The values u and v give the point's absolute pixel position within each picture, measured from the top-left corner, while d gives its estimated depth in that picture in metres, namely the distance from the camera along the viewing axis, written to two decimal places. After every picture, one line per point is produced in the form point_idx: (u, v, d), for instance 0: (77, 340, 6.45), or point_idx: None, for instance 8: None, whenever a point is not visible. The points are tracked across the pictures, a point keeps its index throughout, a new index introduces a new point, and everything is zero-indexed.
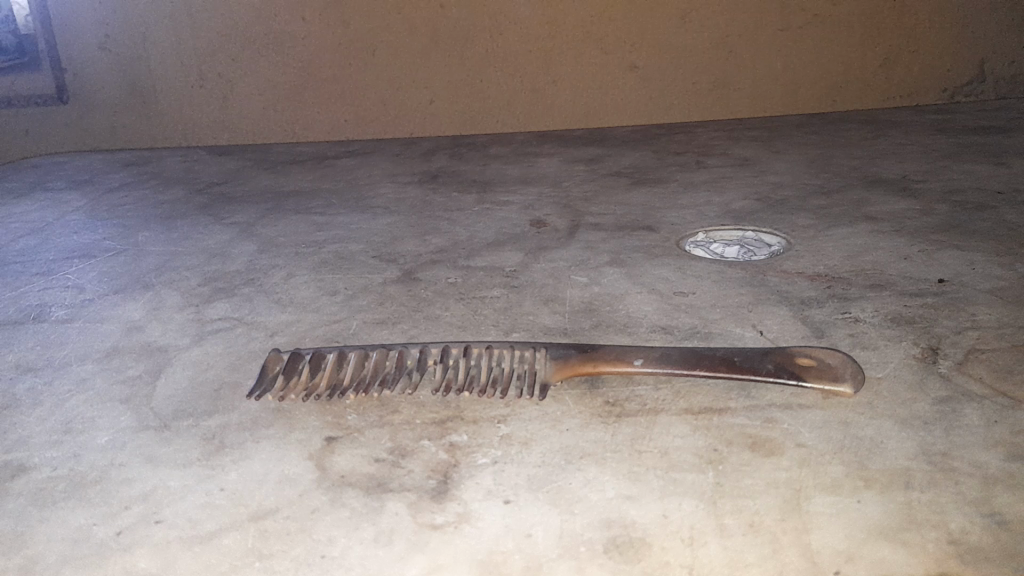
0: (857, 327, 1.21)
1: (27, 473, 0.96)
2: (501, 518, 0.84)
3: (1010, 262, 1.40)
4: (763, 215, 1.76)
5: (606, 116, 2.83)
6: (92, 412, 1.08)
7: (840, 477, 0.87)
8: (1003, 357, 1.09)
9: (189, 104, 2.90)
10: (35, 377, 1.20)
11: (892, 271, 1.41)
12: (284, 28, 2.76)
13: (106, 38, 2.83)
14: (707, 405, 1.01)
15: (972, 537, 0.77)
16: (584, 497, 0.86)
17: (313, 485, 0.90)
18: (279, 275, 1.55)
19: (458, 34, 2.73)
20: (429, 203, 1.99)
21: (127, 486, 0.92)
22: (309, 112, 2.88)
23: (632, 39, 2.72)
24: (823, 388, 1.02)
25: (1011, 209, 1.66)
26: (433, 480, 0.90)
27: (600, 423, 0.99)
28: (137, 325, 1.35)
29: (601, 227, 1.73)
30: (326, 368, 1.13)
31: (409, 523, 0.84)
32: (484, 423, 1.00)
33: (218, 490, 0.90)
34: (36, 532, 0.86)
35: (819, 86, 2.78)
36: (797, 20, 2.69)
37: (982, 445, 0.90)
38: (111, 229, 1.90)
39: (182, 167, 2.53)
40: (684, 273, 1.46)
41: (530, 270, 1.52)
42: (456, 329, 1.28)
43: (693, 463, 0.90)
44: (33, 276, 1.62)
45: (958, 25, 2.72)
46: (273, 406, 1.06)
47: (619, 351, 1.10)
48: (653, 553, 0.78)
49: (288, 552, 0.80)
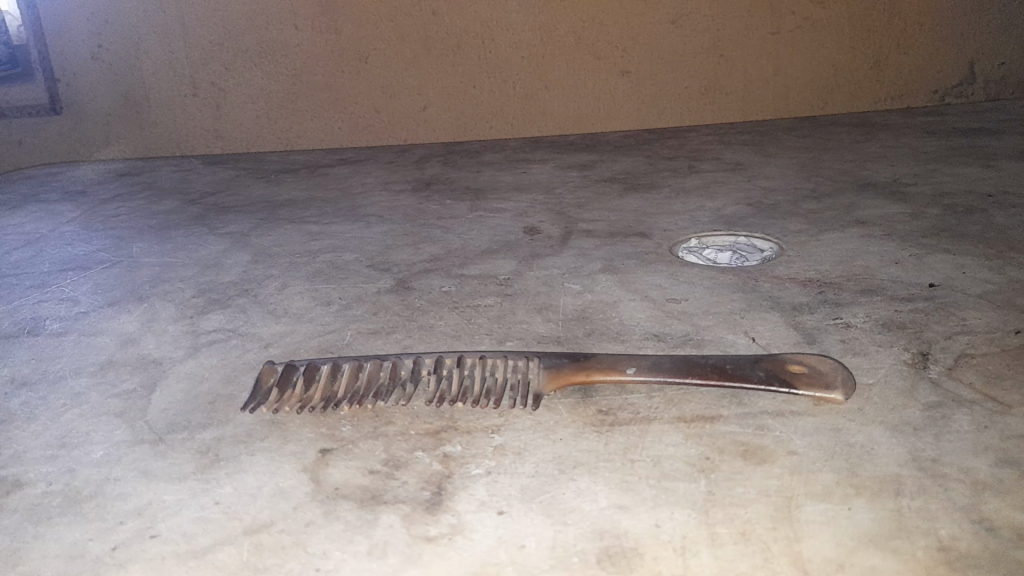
0: (848, 332, 1.22)
1: (23, 488, 0.96)
2: (494, 529, 0.84)
3: (1000, 265, 1.41)
4: (754, 220, 1.77)
5: (599, 120, 2.84)
6: (87, 426, 1.09)
7: (831, 485, 0.87)
8: (992, 361, 1.10)
9: (183, 113, 2.91)
10: (31, 391, 1.20)
11: (882, 275, 1.42)
12: (276, 36, 2.76)
13: (99, 48, 2.83)
14: (700, 413, 1.02)
15: (961, 544, 0.78)
16: (577, 508, 0.87)
17: (308, 497, 0.91)
18: (274, 285, 1.55)
19: (449, 40, 2.73)
20: (423, 210, 2.00)
21: (122, 501, 0.92)
22: (302, 120, 2.88)
23: (624, 44, 2.73)
24: (815, 395, 1.03)
25: (1001, 212, 1.68)
26: (427, 491, 0.91)
27: (593, 432, 0.99)
28: (132, 337, 1.35)
29: (594, 234, 1.74)
30: (321, 380, 1.13)
31: (402, 536, 0.84)
32: (478, 433, 1.01)
33: (213, 504, 0.91)
34: (31, 549, 0.86)
35: (810, 88, 2.79)
36: (787, 24, 2.70)
37: (972, 451, 0.91)
38: (106, 240, 1.90)
39: (176, 177, 2.54)
40: (677, 279, 1.47)
41: (524, 278, 1.52)
42: (450, 339, 1.28)
43: (685, 471, 0.91)
44: (27, 288, 1.62)
45: (948, 27, 2.74)
46: (267, 419, 1.06)
47: (612, 360, 1.11)
48: (645, 564, 0.78)
49: (282, 566, 0.81)
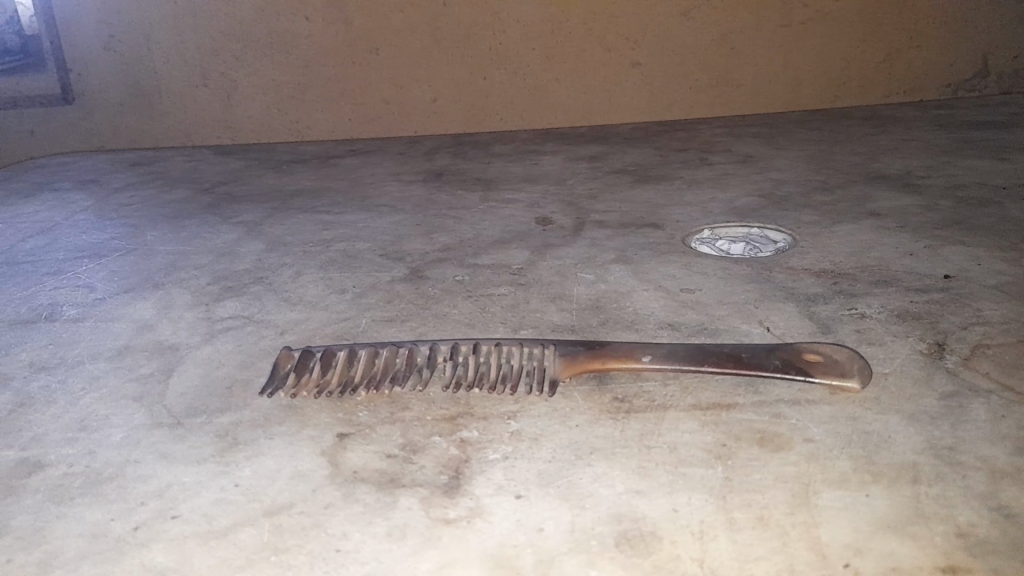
0: (863, 323, 1.22)
1: (44, 469, 0.97)
2: (512, 513, 0.85)
3: (1015, 258, 1.41)
4: (767, 212, 1.77)
5: (609, 113, 2.84)
6: (106, 410, 1.10)
7: (848, 472, 0.88)
8: (1009, 352, 1.10)
9: (194, 104, 2.92)
10: (49, 375, 1.21)
11: (896, 266, 1.42)
12: (287, 27, 2.76)
13: (111, 38, 2.84)
14: (716, 401, 1.02)
15: (980, 530, 0.78)
16: (594, 493, 0.87)
17: (327, 480, 0.91)
18: (288, 273, 1.56)
19: (461, 32, 2.73)
20: (434, 201, 2.00)
21: (143, 483, 0.93)
22: (313, 111, 2.89)
23: (635, 36, 2.73)
24: (831, 384, 1.03)
25: (1015, 205, 1.67)
26: (444, 475, 0.91)
27: (609, 419, 1.00)
28: (148, 323, 1.36)
29: (606, 225, 1.74)
30: (337, 366, 1.13)
31: (421, 518, 0.85)
32: (494, 419, 1.01)
33: (233, 486, 0.91)
34: (55, 528, 0.87)
35: (823, 81, 2.78)
36: (800, 16, 2.69)
37: (989, 440, 0.91)
38: (121, 228, 1.91)
39: (188, 167, 2.55)
40: (690, 269, 1.47)
41: (537, 267, 1.53)
42: (464, 327, 1.29)
43: (702, 458, 0.91)
44: (42, 275, 1.63)
45: (962, 21, 2.72)
46: (285, 403, 1.07)
47: (627, 348, 1.12)
48: (662, 547, 0.79)
49: (303, 546, 0.82)
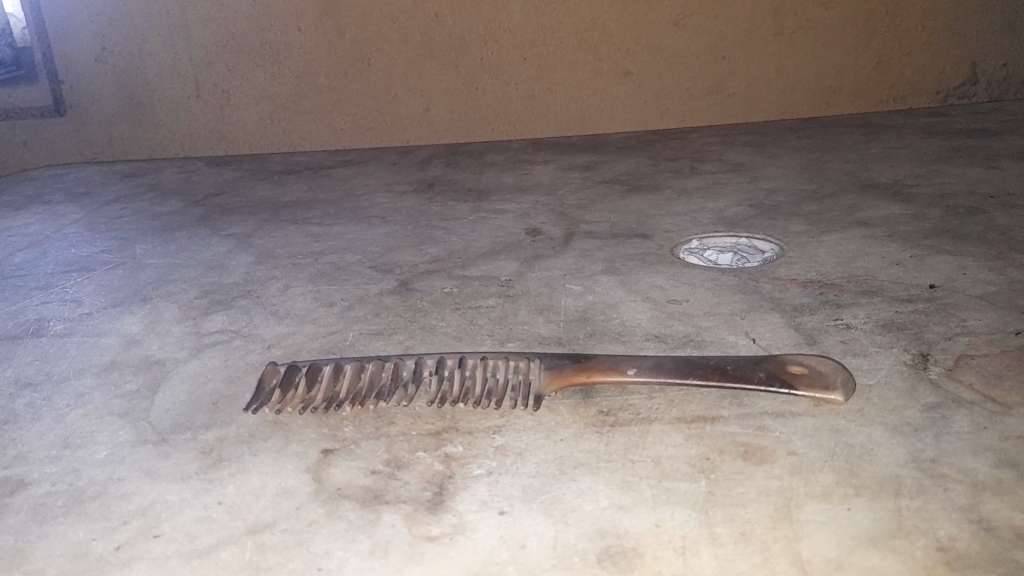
0: (848, 334, 1.22)
1: (27, 488, 0.97)
2: (495, 529, 0.85)
3: (1001, 267, 1.42)
4: (756, 221, 1.78)
5: (601, 121, 2.85)
6: (90, 427, 1.09)
7: (831, 485, 0.88)
8: (993, 362, 1.11)
9: (186, 115, 2.92)
10: (35, 392, 1.21)
11: (882, 276, 1.42)
12: (279, 38, 2.77)
13: (103, 50, 2.84)
14: (700, 414, 1.02)
15: (960, 544, 0.78)
16: (578, 508, 0.87)
17: (311, 497, 0.91)
18: (276, 287, 1.56)
19: (452, 42, 2.74)
20: (425, 212, 2.01)
21: (126, 501, 0.93)
22: (305, 121, 2.90)
23: (626, 46, 2.74)
24: (814, 397, 1.03)
25: (1002, 214, 1.68)
26: (429, 491, 0.91)
27: (594, 433, 1.00)
28: (135, 338, 1.36)
29: (595, 236, 1.75)
30: (323, 381, 1.13)
31: (405, 536, 0.85)
32: (480, 433, 1.01)
33: (216, 505, 0.91)
34: (35, 548, 0.87)
35: (813, 90, 2.80)
36: (790, 25, 2.71)
37: (972, 451, 0.91)
38: (111, 242, 1.91)
39: (179, 179, 2.55)
40: (678, 280, 1.47)
41: (526, 279, 1.53)
42: (452, 340, 1.29)
43: (686, 472, 0.91)
44: (31, 289, 1.63)
45: (951, 29, 2.74)
46: (270, 419, 1.07)
47: (613, 360, 1.12)
48: (645, 563, 0.79)
49: (285, 565, 0.81)
